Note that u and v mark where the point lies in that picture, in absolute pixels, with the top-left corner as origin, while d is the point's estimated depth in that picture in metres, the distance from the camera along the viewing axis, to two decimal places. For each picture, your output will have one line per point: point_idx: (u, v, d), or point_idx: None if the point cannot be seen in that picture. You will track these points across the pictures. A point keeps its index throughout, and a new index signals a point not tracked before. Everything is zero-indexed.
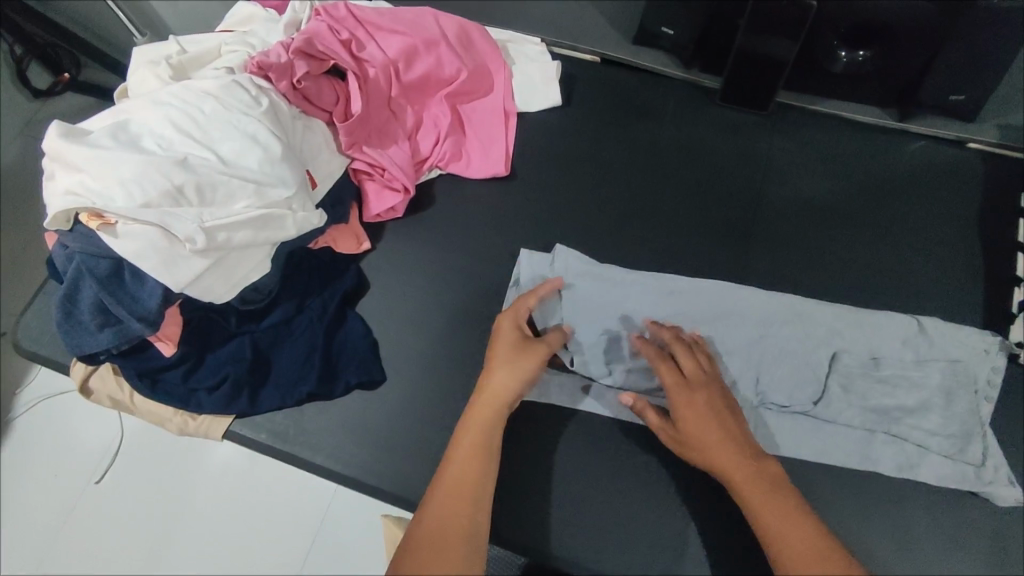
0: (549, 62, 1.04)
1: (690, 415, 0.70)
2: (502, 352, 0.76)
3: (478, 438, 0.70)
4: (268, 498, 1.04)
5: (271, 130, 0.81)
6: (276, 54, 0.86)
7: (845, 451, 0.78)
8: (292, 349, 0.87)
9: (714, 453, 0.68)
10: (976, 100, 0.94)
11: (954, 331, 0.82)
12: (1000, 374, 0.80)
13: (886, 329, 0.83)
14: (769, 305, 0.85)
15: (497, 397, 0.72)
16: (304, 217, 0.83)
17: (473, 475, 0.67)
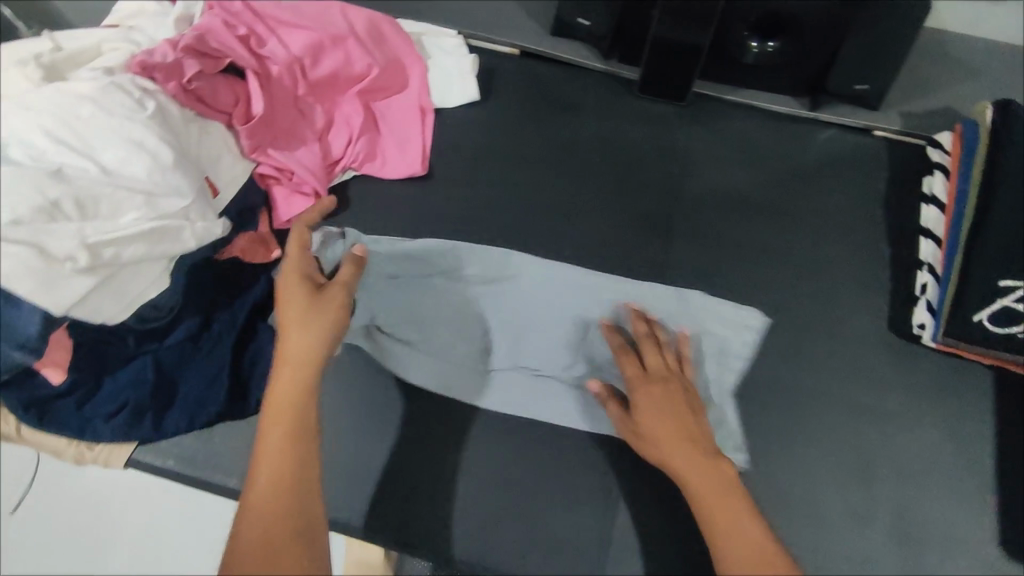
0: (465, 55, 1.02)
1: (646, 407, 0.71)
2: (295, 294, 0.70)
3: (276, 404, 0.64)
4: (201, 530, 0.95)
5: (161, 137, 0.75)
6: (162, 53, 0.79)
7: (560, 416, 0.81)
8: (199, 367, 0.82)
9: (667, 450, 0.68)
10: (879, 89, 0.97)
11: (714, 305, 0.86)
12: (750, 347, 0.84)
13: (643, 301, 0.87)
14: (553, 278, 0.88)
15: (288, 350, 0.67)
16: (204, 228, 0.79)
17: (276, 447, 0.62)
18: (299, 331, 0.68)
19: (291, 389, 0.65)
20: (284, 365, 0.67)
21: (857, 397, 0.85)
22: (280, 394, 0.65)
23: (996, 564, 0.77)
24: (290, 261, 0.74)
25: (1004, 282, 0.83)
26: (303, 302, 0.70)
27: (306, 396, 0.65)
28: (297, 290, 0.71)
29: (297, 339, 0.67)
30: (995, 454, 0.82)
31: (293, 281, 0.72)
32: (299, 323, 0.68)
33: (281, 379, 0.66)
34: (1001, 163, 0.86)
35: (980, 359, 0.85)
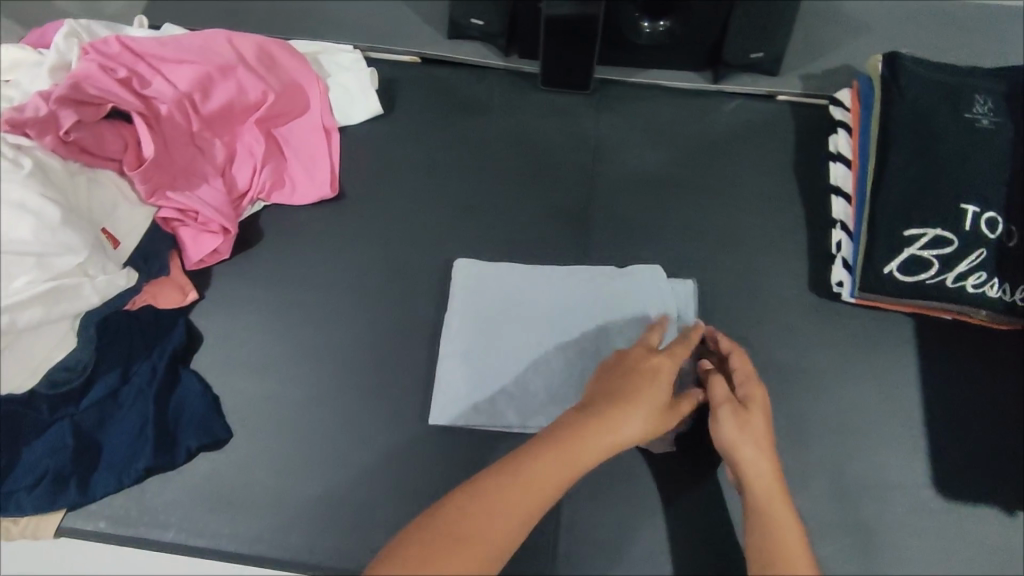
0: (364, 69, 1.00)
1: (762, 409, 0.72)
2: (662, 392, 0.67)
3: (547, 473, 0.61)
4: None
5: (44, 194, 0.72)
6: (33, 107, 0.74)
7: (509, 414, 0.82)
8: (123, 424, 0.80)
9: (762, 455, 0.69)
10: (774, 56, 0.98)
11: (649, 285, 0.87)
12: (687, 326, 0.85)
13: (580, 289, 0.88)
14: (486, 276, 0.89)
15: (630, 425, 0.65)
16: (107, 280, 0.76)
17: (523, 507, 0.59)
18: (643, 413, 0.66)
19: (573, 463, 0.62)
20: (579, 443, 0.63)
21: (785, 360, 0.86)
22: (553, 465, 0.61)
23: (929, 504, 0.79)
24: (644, 356, 0.70)
25: (910, 231, 0.84)
26: (655, 403, 0.66)
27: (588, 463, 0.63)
28: (655, 388, 0.67)
29: (619, 430, 0.64)
30: (922, 399, 0.84)
31: (662, 374, 0.69)
32: (624, 418, 0.65)
33: (556, 455, 0.62)
34: (893, 115, 0.88)
35: (895, 308, 0.87)
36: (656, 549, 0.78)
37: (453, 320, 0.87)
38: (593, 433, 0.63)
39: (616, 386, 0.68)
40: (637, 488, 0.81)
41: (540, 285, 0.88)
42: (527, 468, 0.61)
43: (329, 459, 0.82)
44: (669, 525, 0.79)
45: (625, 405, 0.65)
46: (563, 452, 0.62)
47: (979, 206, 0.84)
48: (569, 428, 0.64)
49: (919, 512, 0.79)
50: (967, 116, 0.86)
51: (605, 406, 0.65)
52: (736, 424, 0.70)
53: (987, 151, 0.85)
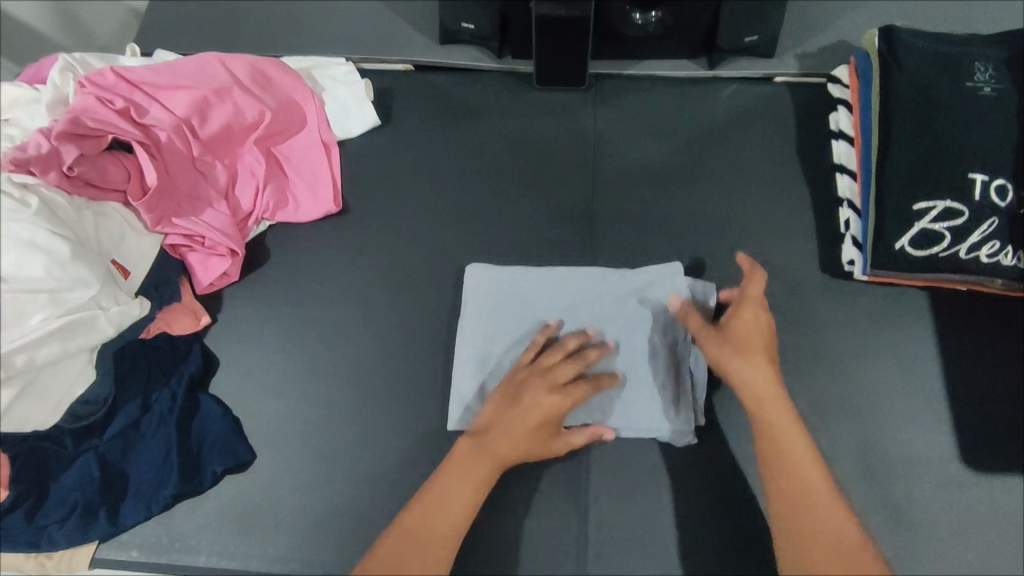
0: (358, 82, 1.00)
1: (739, 334, 0.77)
2: (528, 432, 0.74)
3: (458, 485, 0.72)
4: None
5: (53, 230, 0.72)
6: (36, 144, 0.75)
7: None
8: (147, 452, 0.81)
9: (753, 371, 0.75)
10: (768, 38, 0.98)
11: (665, 277, 0.88)
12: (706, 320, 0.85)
13: (593, 283, 0.88)
14: (499, 279, 0.89)
15: (500, 458, 0.74)
16: (121, 311, 0.77)
17: (449, 512, 0.71)
18: (513, 448, 0.74)
19: (473, 479, 0.73)
20: (467, 471, 0.73)
21: (801, 342, 0.86)
22: (460, 479, 0.73)
23: (958, 479, 0.79)
24: (531, 394, 0.76)
25: (919, 205, 0.84)
26: (521, 441, 0.74)
27: (478, 487, 0.73)
28: (531, 429, 0.74)
29: (498, 460, 0.74)
30: (942, 373, 0.84)
31: (545, 416, 0.75)
32: (494, 458, 0.74)
33: (452, 479, 0.73)
34: (892, 89, 0.87)
35: (909, 284, 0.87)
36: (687, 542, 0.77)
37: (468, 324, 0.87)
38: (481, 462, 0.73)
39: (506, 419, 0.75)
40: (662, 480, 0.80)
41: (572, 282, 0.88)
42: (440, 496, 0.72)
43: (353, 474, 0.82)
44: (698, 516, 0.78)
45: (498, 443, 0.74)
46: (464, 469, 0.73)
47: (987, 175, 0.83)
48: (457, 459, 0.74)
49: (948, 485, 0.79)
50: (969, 86, 0.85)
51: (487, 438, 0.75)
52: (719, 352, 0.76)
53: (991, 117, 0.84)
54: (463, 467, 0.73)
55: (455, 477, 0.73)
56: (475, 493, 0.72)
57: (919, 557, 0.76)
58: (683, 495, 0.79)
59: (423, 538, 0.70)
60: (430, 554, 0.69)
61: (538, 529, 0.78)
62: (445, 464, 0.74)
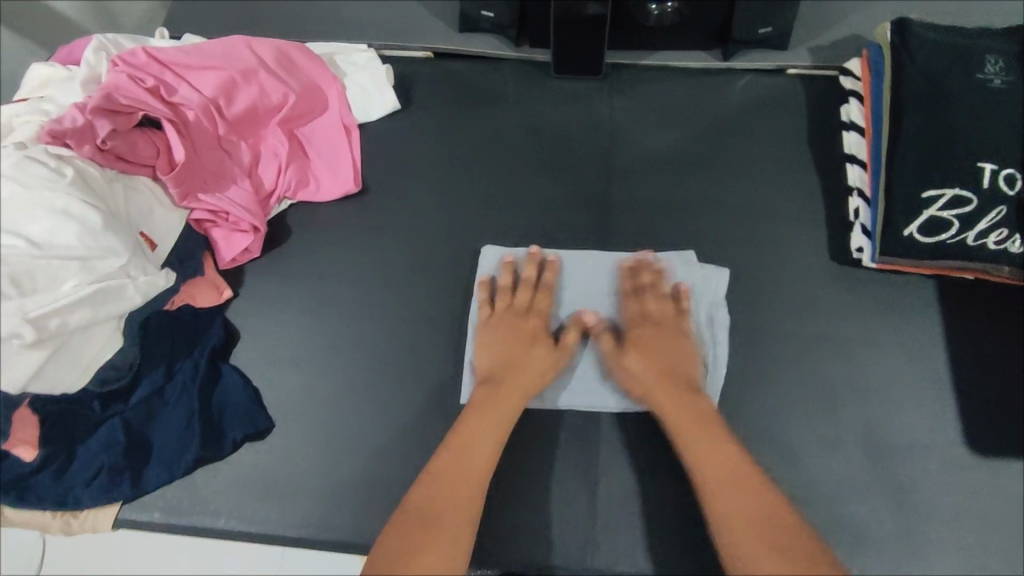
0: (379, 67, 1.03)
1: (639, 342, 0.83)
2: (522, 354, 0.83)
3: (482, 428, 0.77)
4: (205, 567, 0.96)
5: (86, 201, 0.75)
6: (71, 118, 0.78)
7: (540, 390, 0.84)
8: (169, 419, 0.83)
9: (653, 387, 0.80)
10: (782, 30, 1.00)
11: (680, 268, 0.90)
12: (719, 314, 0.87)
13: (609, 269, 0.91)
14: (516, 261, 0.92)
15: (509, 392, 0.80)
16: (147, 281, 0.80)
17: (477, 456, 0.75)
18: (519, 376, 0.81)
19: (494, 419, 0.77)
20: (490, 413, 0.78)
21: (809, 328, 0.87)
22: (479, 425, 0.77)
23: (962, 462, 0.80)
24: (506, 325, 0.85)
25: (927, 193, 0.85)
26: (523, 365, 0.82)
27: (501, 423, 0.78)
28: (522, 350, 0.83)
29: (511, 395, 0.80)
30: (949, 359, 0.85)
31: (529, 335, 0.84)
32: (506, 393, 0.80)
33: (474, 424, 0.77)
34: (902, 81, 0.88)
35: (917, 271, 0.88)
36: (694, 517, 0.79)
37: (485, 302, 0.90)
38: (498, 398, 0.79)
39: (497, 352, 0.83)
40: (671, 458, 0.81)
41: (586, 266, 0.91)
42: (461, 448, 0.75)
43: (369, 443, 0.84)
44: None
45: (503, 378, 0.81)
46: (485, 410, 0.78)
47: (997, 163, 0.84)
48: (472, 405, 0.79)
49: (951, 468, 0.80)
50: (980, 77, 0.86)
51: (498, 371, 0.82)
52: (621, 370, 0.82)
53: (1002, 107, 0.85)
54: (481, 411, 0.78)
55: (478, 420, 0.77)
56: (501, 429, 0.77)
57: (922, 537, 0.77)
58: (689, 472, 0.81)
59: (453, 486, 0.72)
60: (463, 502, 0.71)
61: (546, 501, 0.80)
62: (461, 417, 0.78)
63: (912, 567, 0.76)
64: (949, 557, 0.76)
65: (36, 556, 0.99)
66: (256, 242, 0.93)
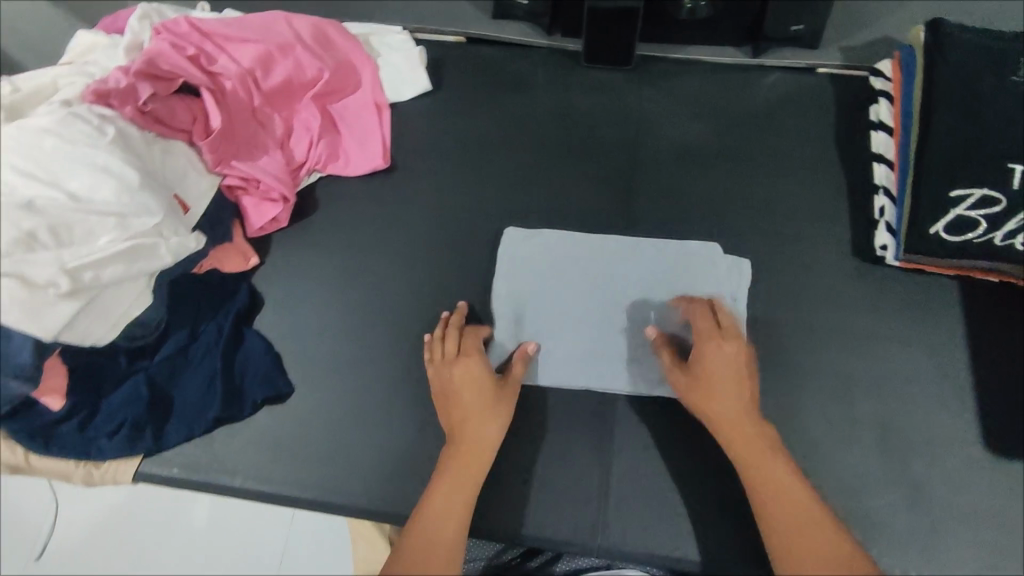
0: (412, 48, 1.05)
1: (706, 359, 0.76)
2: (470, 399, 0.78)
3: (451, 488, 0.73)
4: (211, 550, 1.05)
5: (125, 160, 0.77)
6: (115, 80, 0.81)
7: (555, 368, 0.85)
8: (192, 378, 0.85)
9: (720, 407, 0.74)
10: (814, 28, 1.00)
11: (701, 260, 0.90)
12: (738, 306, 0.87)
13: (631, 255, 0.91)
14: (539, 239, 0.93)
15: (471, 444, 0.75)
16: (178, 242, 0.81)
17: (448, 522, 0.70)
18: (477, 424, 0.76)
19: (459, 480, 0.73)
20: (456, 475, 0.73)
21: (828, 322, 0.87)
22: (444, 490, 0.72)
23: (979, 462, 0.80)
24: (448, 376, 0.80)
25: (955, 192, 0.85)
26: (475, 408, 0.77)
27: (468, 484, 0.73)
28: (467, 396, 0.78)
29: (472, 446, 0.75)
30: (970, 360, 0.84)
31: (471, 380, 0.79)
32: (465, 442, 0.75)
33: (440, 491, 0.72)
34: (936, 80, 0.87)
35: (940, 271, 0.88)
36: (706, 502, 0.79)
37: (506, 276, 0.91)
38: (460, 454, 0.75)
39: (446, 405, 0.79)
40: (685, 442, 0.82)
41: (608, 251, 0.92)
42: (431, 516, 0.70)
43: (386, 413, 0.85)
44: (718, 479, 0.80)
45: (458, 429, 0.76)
46: (449, 473, 0.74)
47: None
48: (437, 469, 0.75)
49: (968, 469, 0.79)
50: (1015, 79, 0.85)
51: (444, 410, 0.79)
52: (682, 390, 0.77)
53: None
54: (446, 474, 0.74)
55: (445, 485, 0.73)
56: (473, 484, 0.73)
57: (935, 535, 0.77)
58: (703, 457, 0.81)
59: (431, 546, 0.68)
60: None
61: (559, 478, 0.81)
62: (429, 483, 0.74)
63: (924, 564, 0.76)
64: (963, 556, 0.76)
65: (42, 538, 1.08)
66: (285, 212, 0.95)
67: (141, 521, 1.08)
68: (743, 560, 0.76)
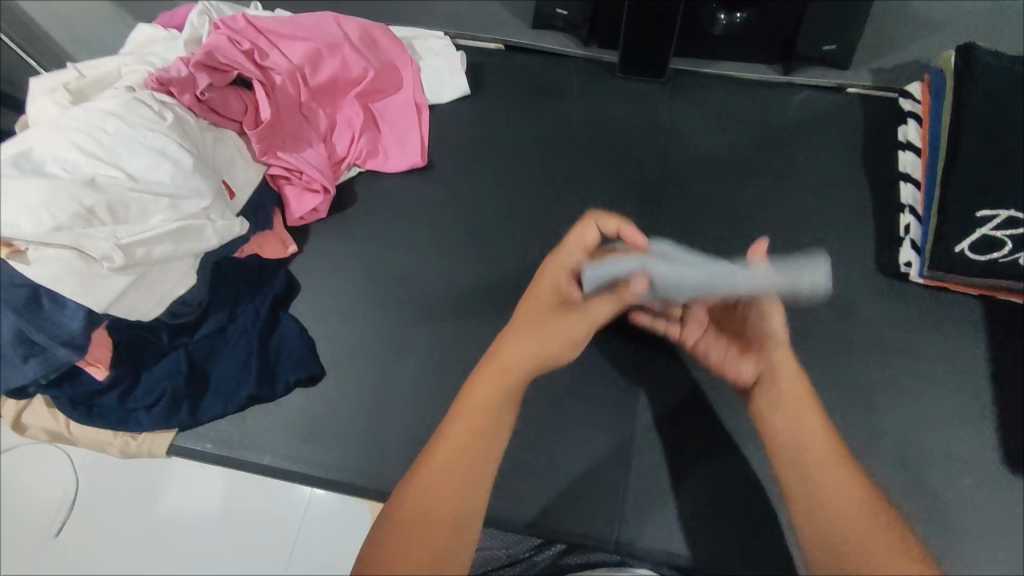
0: (454, 54, 1.09)
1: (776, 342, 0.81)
2: (534, 313, 0.70)
3: (478, 415, 0.61)
4: (225, 533, 1.07)
5: (180, 144, 0.81)
6: (176, 69, 0.86)
7: None
8: (229, 357, 0.88)
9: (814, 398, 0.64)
10: (845, 49, 1.03)
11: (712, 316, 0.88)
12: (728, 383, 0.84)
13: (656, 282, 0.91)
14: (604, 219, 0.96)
15: (505, 358, 0.65)
16: (224, 226, 0.84)
17: (474, 448, 0.59)
18: (519, 352, 0.66)
19: (495, 405, 0.62)
20: (500, 385, 0.63)
21: (851, 334, 0.89)
22: (477, 409, 0.62)
23: (999, 481, 0.80)
24: (548, 276, 0.73)
25: (982, 213, 0.86)
26: (525, 323, 0.69)
27: (506, 399, 0.63)
28: (537, 309, 0.70)
29: (509, 375, 0.64)
30: (991, 378, 0.85)
31: (548, 301, 0.71)
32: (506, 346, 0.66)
33: (480, 404, 0.62)
34: (966, 102, 0.89)
35: (964, 289, 0.89)
36: (724, 506, 0.80)
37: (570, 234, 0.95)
38: (494, 363, 0.65)
39: (520, 327, 0.68)
40: (706, 445, 0.83)
41: None
42: (456, 426, 0.61)
43: (413, 401, 0.88)
44: (738, 484, 0.81)
45: (509, 333, 0.68)
46: (495, 381, 0.63)
47: None
48: (476, 376, 0.65)
49: (988, 486, 0.80)
50: None
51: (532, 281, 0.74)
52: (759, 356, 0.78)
53: None
54: (484, 381, 0.64)
55: (478, 411, 0.61)
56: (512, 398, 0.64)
57: (953, 550, 0.77)
58: (722, 463, 0.82)
59: (440, 483, 0.57)
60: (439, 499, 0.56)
61: (580, 473, 0.83)
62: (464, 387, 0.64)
63: None
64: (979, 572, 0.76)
65: (62, 512, 1.11)
66: (324, 204, 0.99)
67: (159, 500, 1.10)
68: (758, 564, 0.77)
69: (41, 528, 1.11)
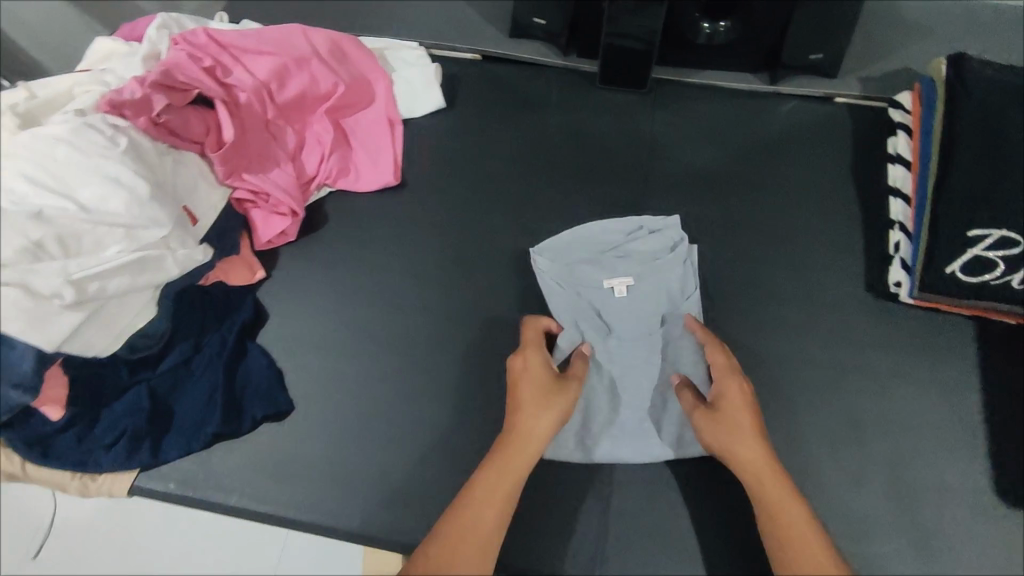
0: (428, 64, 1.04)
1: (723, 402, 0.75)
2: (537, 387, 0.75)
3: (488, 492, 0.68)
4: (195, 568, 1.02)
5: (137, 171, 0.76)
6: (130, 91, 0.80)
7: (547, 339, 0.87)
8: (193, 392, 0.85)
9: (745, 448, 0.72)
10: (832, 58, 1.00)
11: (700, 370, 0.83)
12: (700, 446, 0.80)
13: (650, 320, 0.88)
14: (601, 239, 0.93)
15: (524, 435, 0.72)
16: (185, 255, 0.81)
17: (487, 515, 0.67)
18: (538, 416, 0.73)
19: (513, 473, 0.70)
20: (511, 466, 0.70)
21: (839, 357, 0.86)
22: (490, 484, 0.69)
23: (991, 511, 0.77)
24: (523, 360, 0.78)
25: (974, 232, 0.82)
26: (533, 393, 0.75)
27: (514, 480, 0.69)
28: (532, 384, 0.76)
29: (526, 453, 0.71)
30: (982, 405, 0.83)
31: (537, 369, 0.77)
32: (528, 421, 0.73)
33: (493, 473, 0.69)
34: (959, 115, 0.86)
35: (955, 311, 0.86)
36: (709, 542, 0.77)
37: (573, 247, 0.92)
38: (508, 443, 0.72)
39: (520, 398, 0.75)
40: (687, 477, 0.80)
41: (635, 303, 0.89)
42: (461, 508, 0.67)
43: (385, 435, 0.84)
44: (722, 520, 0.78)
45: (514, 414, 0.74)
46: (502, 468, 0.70)
47: None
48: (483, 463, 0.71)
49: (980, 517, 0.77)
50: None
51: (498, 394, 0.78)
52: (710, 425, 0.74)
53: None
54: (489, 465, 0.70)
55: (489, 480, 0.69)
56: (508, 495, 0.68)
57: None
58: (705, 497, 0.79)
59: (462, 547, 0.64)
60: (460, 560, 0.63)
61: (559, 509, 0.80)
62: (472, 474, 0.71)
63: None
64: None
65: (40, 534, 1.06)
66: (293, 227, 0.95)
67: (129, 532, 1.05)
68: None
69: (15, 554, 1.05)
